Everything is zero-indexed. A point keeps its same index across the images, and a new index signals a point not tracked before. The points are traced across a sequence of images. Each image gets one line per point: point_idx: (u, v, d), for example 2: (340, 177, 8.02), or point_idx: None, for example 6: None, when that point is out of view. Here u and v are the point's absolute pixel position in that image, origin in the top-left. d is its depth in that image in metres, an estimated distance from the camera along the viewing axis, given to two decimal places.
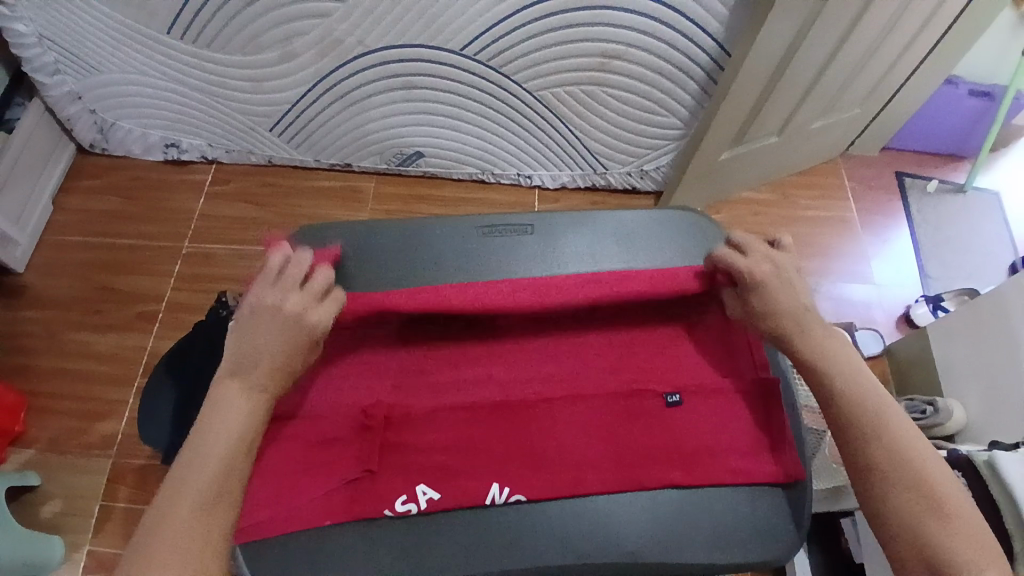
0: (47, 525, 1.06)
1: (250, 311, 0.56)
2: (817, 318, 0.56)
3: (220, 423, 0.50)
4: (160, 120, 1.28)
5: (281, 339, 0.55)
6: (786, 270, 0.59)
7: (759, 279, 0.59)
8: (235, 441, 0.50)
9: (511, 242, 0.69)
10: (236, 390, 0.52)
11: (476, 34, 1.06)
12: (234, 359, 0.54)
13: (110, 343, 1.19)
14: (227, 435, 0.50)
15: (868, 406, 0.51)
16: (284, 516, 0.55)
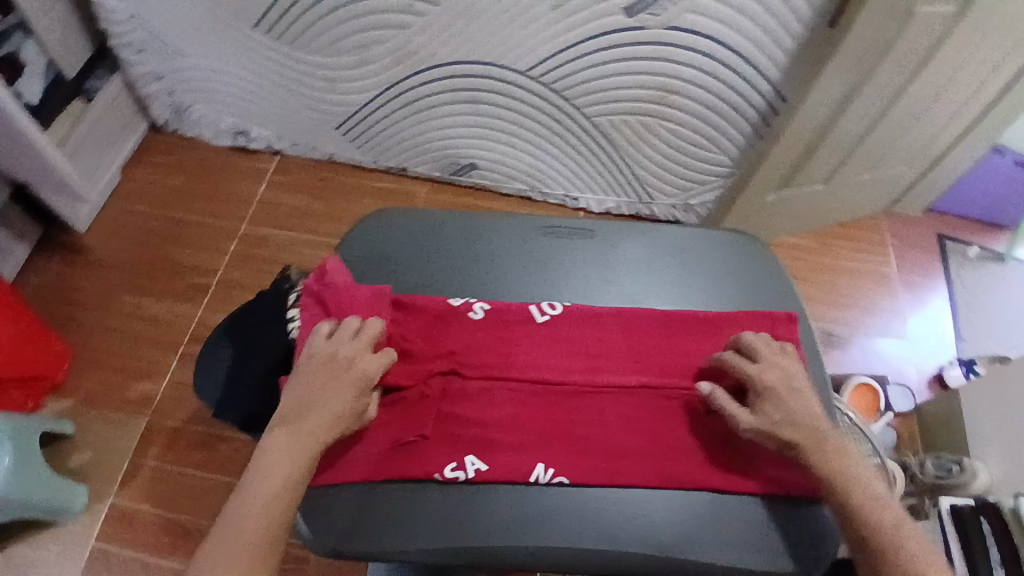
0: (75, 473, 1.10)
1: (310, 363, 0.59)
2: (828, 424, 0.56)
3: (269, 470, 0.53)
4: (233, 108, 1.35)
5: (338, 396, 0.58)
6: (795, 378, 0.59)
7: (768, 387, 0.58)
8: (281, 486, 0.53)
9: (570, 243, 0.72)
10: (289, 436, 0.55)
11: (543, 56, 1.11)
12: (293, 405, 0.57)
13: (160, 310, 1.24)
14: (277, 477, 0.53)
15: (885, 528, 0.51)
16: (340, 466, 0.59)
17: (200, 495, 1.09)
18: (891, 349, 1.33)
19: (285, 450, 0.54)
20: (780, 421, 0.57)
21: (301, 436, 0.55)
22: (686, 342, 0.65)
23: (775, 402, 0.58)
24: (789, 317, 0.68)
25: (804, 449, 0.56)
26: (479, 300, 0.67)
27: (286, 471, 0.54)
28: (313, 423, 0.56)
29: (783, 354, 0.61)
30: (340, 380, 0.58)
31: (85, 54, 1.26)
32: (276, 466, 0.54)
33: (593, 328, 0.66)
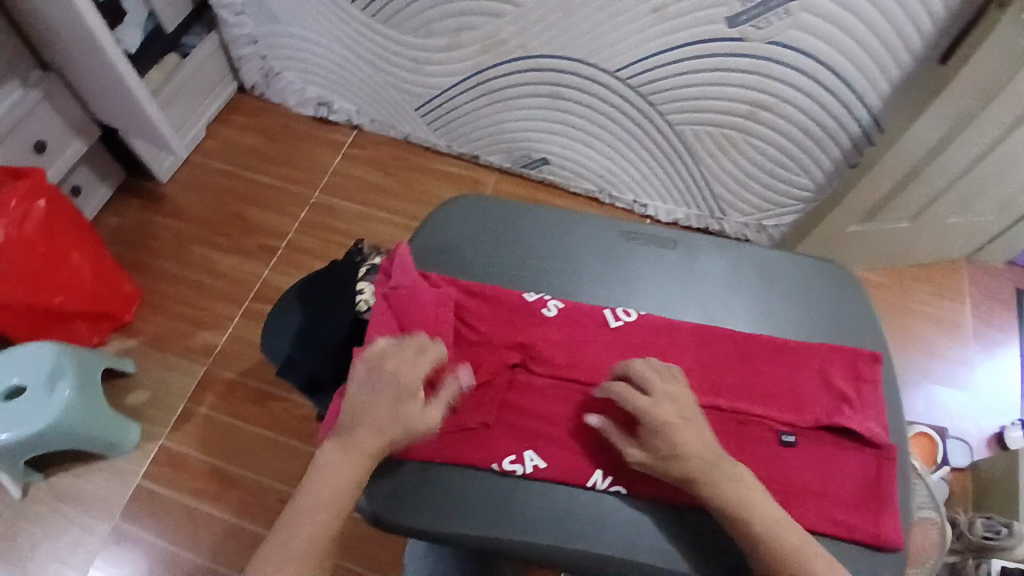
0: (132, 410, 1.15)
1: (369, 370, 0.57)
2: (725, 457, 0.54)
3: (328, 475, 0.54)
4: (320, 79, 1.38)
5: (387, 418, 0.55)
6: (687, 410, 0.56)
7: (662, 422, 0.55)
8: (338, 490, 0.53)
9: (650, 251, 0.70)
10: (344, 444, 0.54)
11: (635, 59, 1.09)
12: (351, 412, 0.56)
13: (230, 265, 1.28)
14: (326, 496, 0.53)
15: (789, 556, 0.51)
16: None
17: (246, 447, 1.12)
18: (954, 400, 1.27)
19: (335, 467, 0.54)
20: (675, 458, 0.54)
21: (352, 454, 0.54)
22: (761, 367, 0.64)
23: (667, 438, 0.54)
24: (872, 356, 0.66)
25: (699, 484, 0.53)
26: (554, 297, 0.67)
27: (336, 490, 0.53)
28: (363, 442, 0.54)
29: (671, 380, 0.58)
30: (390, 401, 0.55)
31: (187, 11, 1.30)
32: (326, 483, 0.53)
33: (668, 340, 0.65)
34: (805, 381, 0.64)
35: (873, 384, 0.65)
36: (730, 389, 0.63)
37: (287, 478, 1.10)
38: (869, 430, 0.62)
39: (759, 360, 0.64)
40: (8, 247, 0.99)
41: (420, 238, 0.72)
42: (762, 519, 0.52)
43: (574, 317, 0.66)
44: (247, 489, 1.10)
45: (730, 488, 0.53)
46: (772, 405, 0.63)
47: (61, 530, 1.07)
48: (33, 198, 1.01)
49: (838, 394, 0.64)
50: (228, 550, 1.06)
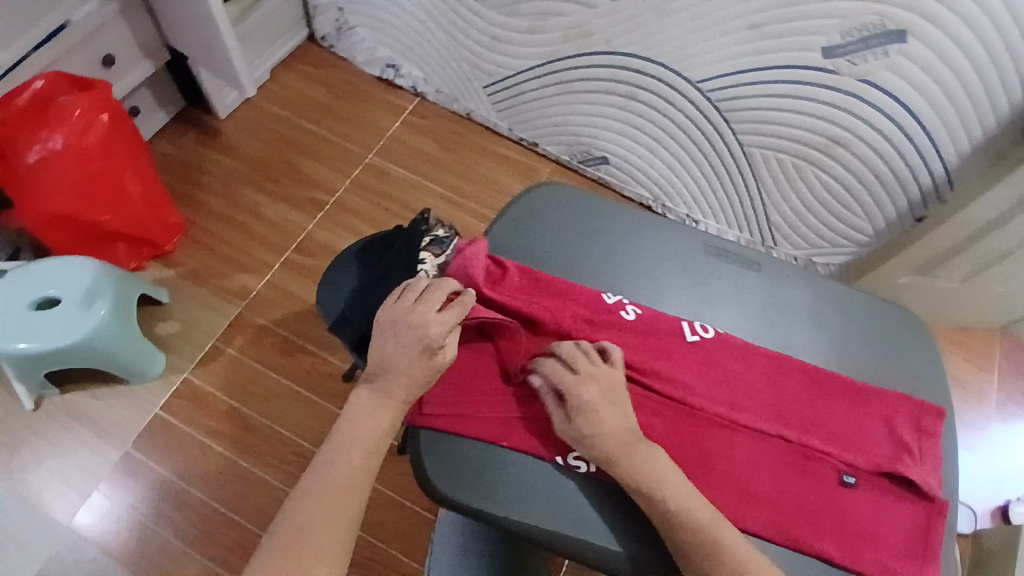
0: (159, 340, 1.14)
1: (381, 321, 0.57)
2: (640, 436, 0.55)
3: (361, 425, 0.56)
4: (393, 41, 1.36)
5: (410, 364, 0.56)
6: (609, 391, 0.57)
7: (586, 401, 0.55)
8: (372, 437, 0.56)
9: (735, 271, 0.69)
10: (376, 393, 0.57)
11: (719, 73, 1.08)
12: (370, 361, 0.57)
13: (276, 211, 1.27)
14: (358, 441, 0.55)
15: (700, 526, 0.51)
16: (467, 419, 0.59)
17: (267, 395, 1.12)
18: (975, 469, 1.26)
19: (366, 412, 0.56)
20: (595, 437, 0.54)
21: (382, 399, 0.56)
22: (827, 404, 0.63)
23: (589, 416, 0.54)
24: (936, 410, 0.65)
25: (614, 461, 0.53)
26: (633, 303, 0.66)
27: (366, 435, 0.55)
28: (392, 390, 0.56)
29: (597, 363, 0.58)
30: (410, 347, 0.56)
31: None
32: (357, 429, 0.55)
33: (740, 362, 0.64)
34: (869, 423, 0.63)
35: (935, 437, 0.63)
36: (794, 420, 0.62)
37: (304, 433, 1.09)
38: (926, 481, 0.60)
39: (826, 397, 0.64)
40: (65, 153, 0.98)
41: (501, 219, 0.71)
42: (676, 496, 0.52)
43: (655, 325, 0.64)
44: (263, 436, 1.09)
45: (652, 473, 0.53)
46: (835, 442, 0.62)
47: (71, 448, 1.06)
48: (96, 111, 0.99)
49: (900, 442, 0.62)
50: (235, 494, 1.05)
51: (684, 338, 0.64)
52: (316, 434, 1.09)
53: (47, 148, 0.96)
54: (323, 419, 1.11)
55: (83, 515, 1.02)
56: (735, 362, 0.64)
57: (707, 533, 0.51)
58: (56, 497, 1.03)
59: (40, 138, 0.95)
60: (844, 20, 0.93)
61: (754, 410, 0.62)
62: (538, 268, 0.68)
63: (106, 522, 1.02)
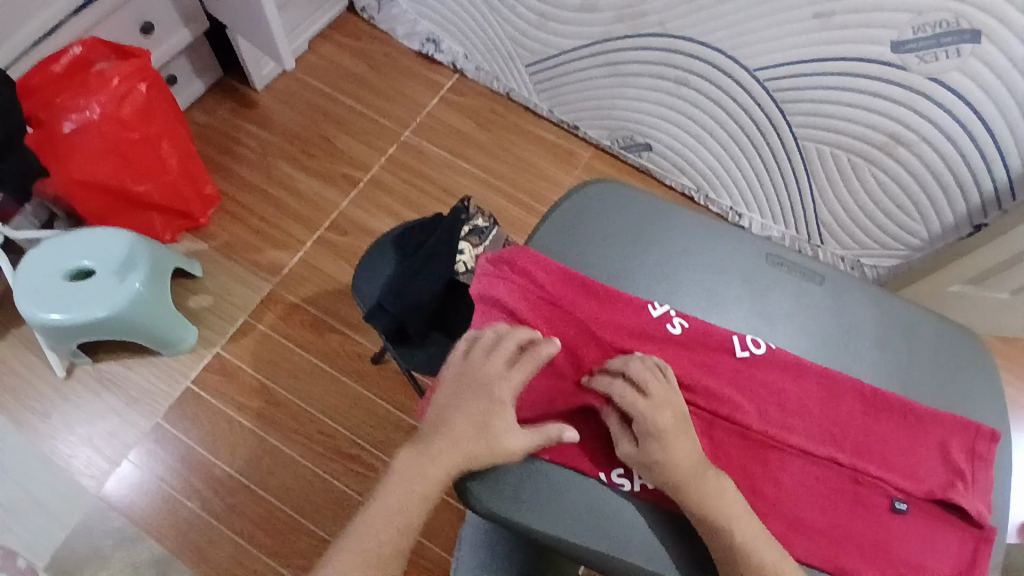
0: (192, 312, 1.15)
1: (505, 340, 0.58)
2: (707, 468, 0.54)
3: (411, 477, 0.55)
4: (435, 14, 1.32)
5: (472, 435, 0.56)
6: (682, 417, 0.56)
7: (660, 429, 0.54)
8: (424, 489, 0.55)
9: (795, 284, 0.66)
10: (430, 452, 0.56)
11: (777, 63, 1.03)
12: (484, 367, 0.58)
13: (310, 187, 1.26)
14: (396, 504, 0.55)
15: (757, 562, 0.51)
16: None
17: (297, 373, 1.12)
18: None
19: (416, 468, 0.56)
20: (663, 464, 0.53)
21: (450, 439, 0.56)
22: (880, 425, 0.60)
23: (662, 444, 0.54)
24: (991, 434, 0.61)
25: (683, 491, 0.53)
26: (679, 315, 0.63)
27: (409, 494, 0.55)
28: (435, 464, 0.55)
29: (665, 380, 0.57)
30: (477, 411, 0.57)
31: None
32: (406, 478, 0.56)
33: (792, 380, 0.61)
34: (924, 447, 0.60)
35: (989, 464, 0.60)
36: (846, 443, 0.60)
37: (332, 412, 1.09)
38: (979, 509, 0.57)
39: (878, 418, 0.61)
40: (104, 123, 0.96)
41: (549, 217, 0.68)
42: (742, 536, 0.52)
43: (701, 338, 0.62)
44: (290, 413, 1.09)
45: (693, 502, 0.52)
46: (887, 467, 0.59)
47: (102, 417, 1.07)
48: (135, 79, 0.98)
49: (953, 468, 0.59)
50: (261, 470, 1.05)
51: (736, 354, 0.62)
52: (344, 415, 1.09)
53: (86, 117, 0.94)
54: (352, 399, 1.10)
55: (113, 484, 1.04)
56: (787, 382, 0.61)
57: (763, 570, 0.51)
58: (86, 465, 1.04)
59: (78, 105, 0.94)
60: (918, 14, 0.88)
61: (804, 431, 0.59)
62: (581, 272, 0.65)
63: (134, 491, 1.03)
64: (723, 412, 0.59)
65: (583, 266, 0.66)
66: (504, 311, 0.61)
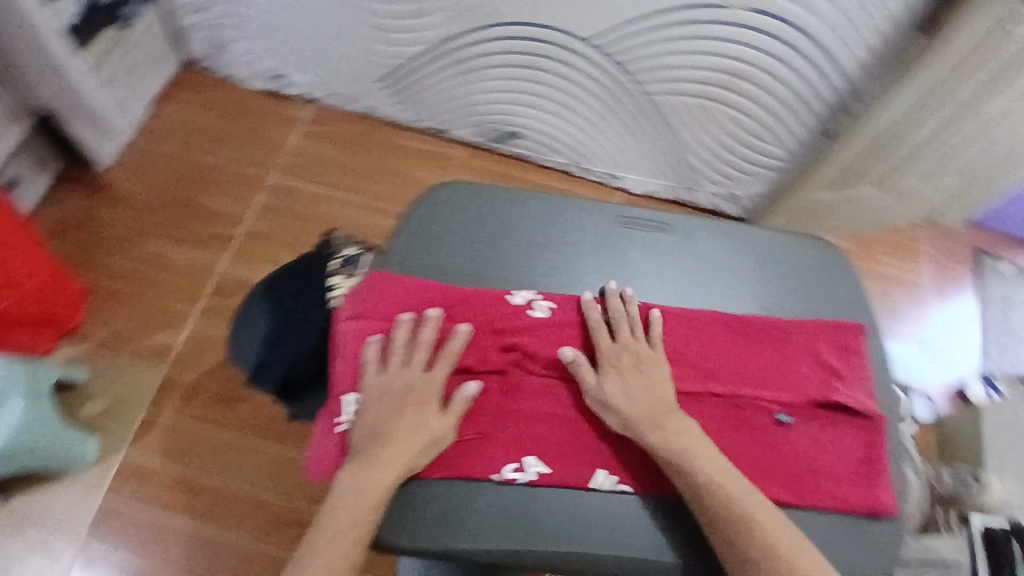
0: (88, 421, 1.08)
1: (403, 355, 0.62)
2: (669, 416, 0.58)
3: (355, 491, 0.54)
4: (273, 50, 1.28)
5: (411, 435, 0.57)
6: (645, 358, 0.62)
7: (614, 358, 0.61)
8: (372, 503, 0.54)
9: (646, 237, 0.69)
10: (371, 466, 0.55)
11: (608, 27, 1.04)
12: (397, 382, 0.60)
13: (181, 257, 1.21)
14: (346, 512, 0.53)
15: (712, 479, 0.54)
16: None
17: (214, 451, 1.07)
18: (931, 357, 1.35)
19: (362, 482, 0.55)
20: (624, 399, 0.59)
21: (391, 451, 0.56)
22: (753, 348, 0.64)
23: (621, 376, 0.60)
24: (856, 327, 0.66)
25: None
26: (543, 297, 0.65)
27: (359, 507, 0.53)
28: (378, 475, 0.55)
29: (642, 332, 0.64)
30: (412, 421, 0.58)
31: None
32: (351, 492, 0.54)
33: (661, 330, 0.65)
34: (799, 357, 0.64)
35: (861, 356, 0.65)
36: (723, 374, 0.63)
37: (260, 481, 1.05)
38: (857, 402, 0.62)
39: (750, 341, 0.64)
40: None
41: (401, 228, 0.69)
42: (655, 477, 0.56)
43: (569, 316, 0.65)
44: (219, 494, 1.04)
45: None
46: (767, 388, 0.62)
47: (14, 560, 0.99)
48: None
49: (828, 369, 0.63)
50: (204, 562, 1.00)
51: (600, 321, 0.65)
52: (274, 478, 1.06)
53: None
54: (279, 461, 1.07)
55: None
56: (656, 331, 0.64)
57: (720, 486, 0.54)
58: None
59: None
60: None
61: (680, 374, 0.63)
62: (439, 280, 0.67)
63: None
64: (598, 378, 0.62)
65: (439, 273, 0.67)
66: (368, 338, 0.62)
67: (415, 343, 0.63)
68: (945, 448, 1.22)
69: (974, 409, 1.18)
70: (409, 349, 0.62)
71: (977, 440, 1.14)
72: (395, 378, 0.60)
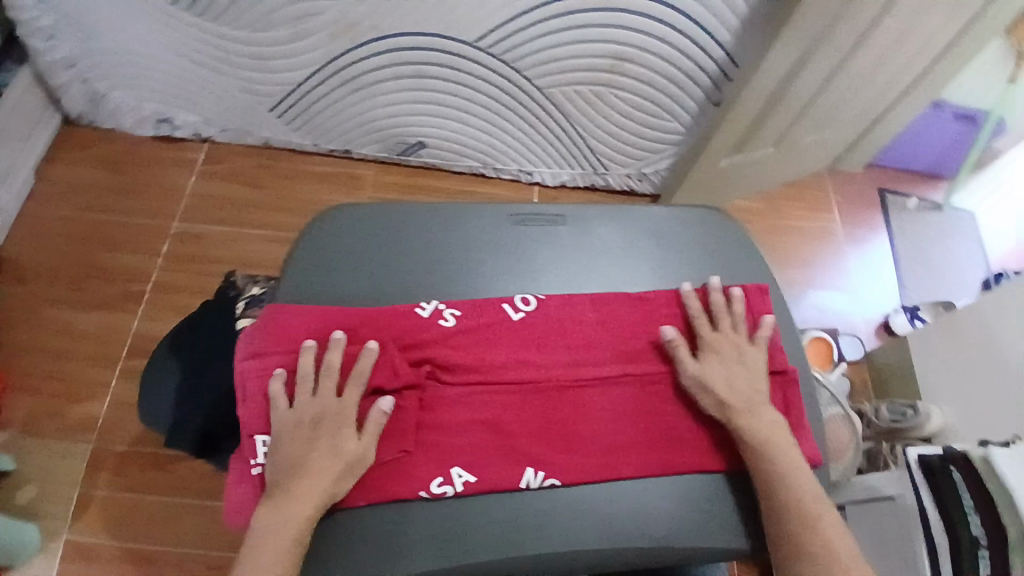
0: (21, 511, 1.01)
1: (312, 382, 0.62)
2: (760, 402, 0.64)
3: (278, 528, 0.55)
4: (158, 94, 1.24)
5: (328, 465, 0.58)
6: (743, 348, 0.67)
7: (714, 347, 0.66)
8: (296, 539, 0.55)
9: (543, 231, 0.73)
10: (290, 501, 0.56)
11: (492, 27, 1.05)
12: (310, 412, 0.60)
13: (93, 322, 1.15)
14: (271, 549, 0.54)
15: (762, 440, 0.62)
16: None
17: (159, 518, 1.02)
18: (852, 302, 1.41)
19: (283, 518, 0.56)
20: (724, 384, 0.64)
21: (309, 485, 0.57)
22: (660, 326, 0.69)
23: (721, 364, 0.65)
24: (760, 289, 0.71)
25: None
26: (447, 306, 0.68)
27: (283, 544, 0.55)
28: (297, 510, 0.56)
29: (741, 328, 0.68)
30: (329, 451, 0.59)
31: None
32: (273, 530, 0.55)
33: (572, 320, 0.69)
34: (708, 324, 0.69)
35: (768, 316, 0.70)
36: (633, 355, 0.68)
37: (213, 539, 1.01)
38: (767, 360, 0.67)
39: (657, 320, 0.69)
40: None
41: (295, 259, 0.69)
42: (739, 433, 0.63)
43: (484, 322, 0.68)
44: (171, 561, 1.00)
45: None
46: (681, 362, 0.68)
47: None
48: None
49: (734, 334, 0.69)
50: None
51: (512, 323, 0.68)
52: (227, 534, 1.02)
53: None
54: None
55: None
56: (564, 322, 0.69)
57: (766, 446, 0.62)
58: None
59: None
60: None
61: (591, 363, 0.67)
62: (344, 302, 0.67)
63: None
64: (519, 377, 0.65)
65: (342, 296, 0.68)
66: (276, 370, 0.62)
67: (323, 369, 0.62)
68: (880, 382, 1.29)
69: (899, 339, 1.26)
70: (317, 375, 0.62)
71: (907, 369, 1.22)
72: (306, 408, 0.61)
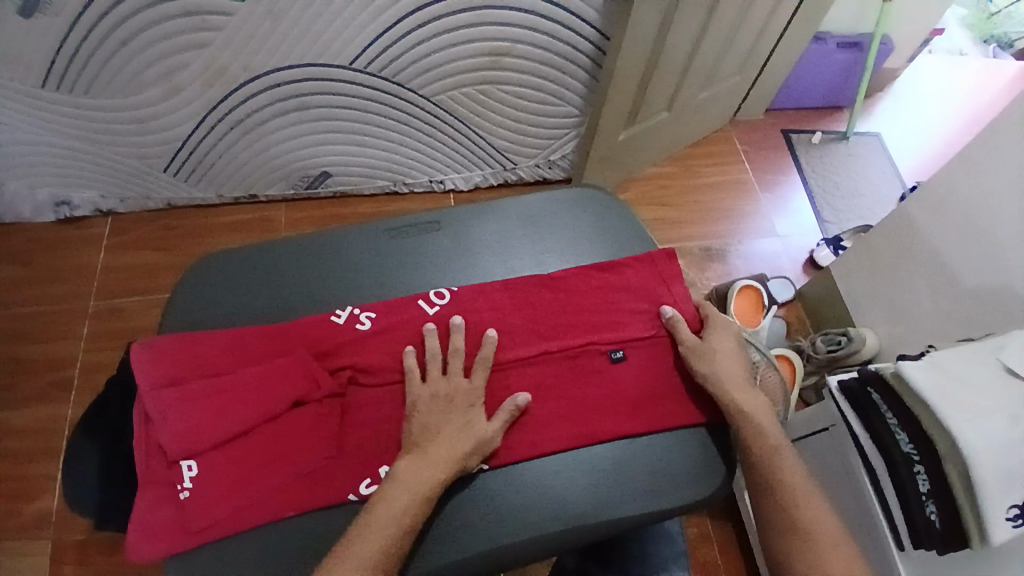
0: None
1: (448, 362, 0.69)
2: (745, 380, 0.71)
3: (405, 487, 0.60)
4: (49, 179, 1.21)
5: (464, 437, 0.64)
6: (737, 337, 0.76)
7: (716, 331, 0.74)
8: (420, 499, 0.59)
9: (422, 240, 0.79)
10: (420, 463, 0.61)
11: (362, 47, 1.05)
12: (446, 389, 0.67)
13: (27, 418, 1.12)
14: (398, 505, 0.59)
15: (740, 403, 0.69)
16: (248, 507, 0.62)
17: None
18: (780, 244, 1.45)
19: (413, 478, 0.60)
20: (721, 360, 0.71)
21: (445, 450, 0.62)
22: (573, 298, 0.76)
23: (717, 346, 0.72)
24: (666, 254, 0.79)
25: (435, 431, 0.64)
26: (360, 310, 0.72)
27: (407, 500, 0.59)
28: (429, 472, 0.61)
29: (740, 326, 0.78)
30: (472, 428, 0.64)
31: None
32: (404, 487, 0.60)
33: (484, 306, 0.74)
34: (612, 292, 0.77)
35: (676, 279, 0.78)
36: (547, 328, 0.73)
37: None
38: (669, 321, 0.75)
39: (568, 293, 0.76)
40: None
41: (172, 312, 0.72)
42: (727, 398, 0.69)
43: (400, 322, 0.72)
44: None
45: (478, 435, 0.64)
46: (593, 330, 0.74)
47: None
48: None
49: (637, 300, 0.76)
50: None
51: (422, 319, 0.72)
52: None
53: None
54: None
55: None
56: (472, 309, 0.73)
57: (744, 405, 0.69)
58: None
59: None
60: None
61: (507, 343, 0.72)
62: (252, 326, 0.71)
63: None
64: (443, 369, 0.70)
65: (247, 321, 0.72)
66: (191, 399, 0.64)
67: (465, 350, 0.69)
68: (814, 314, 1.32)
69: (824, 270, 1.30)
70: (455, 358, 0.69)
71: (834, 296, 1.26)
72: (445, 384, 0.67)
